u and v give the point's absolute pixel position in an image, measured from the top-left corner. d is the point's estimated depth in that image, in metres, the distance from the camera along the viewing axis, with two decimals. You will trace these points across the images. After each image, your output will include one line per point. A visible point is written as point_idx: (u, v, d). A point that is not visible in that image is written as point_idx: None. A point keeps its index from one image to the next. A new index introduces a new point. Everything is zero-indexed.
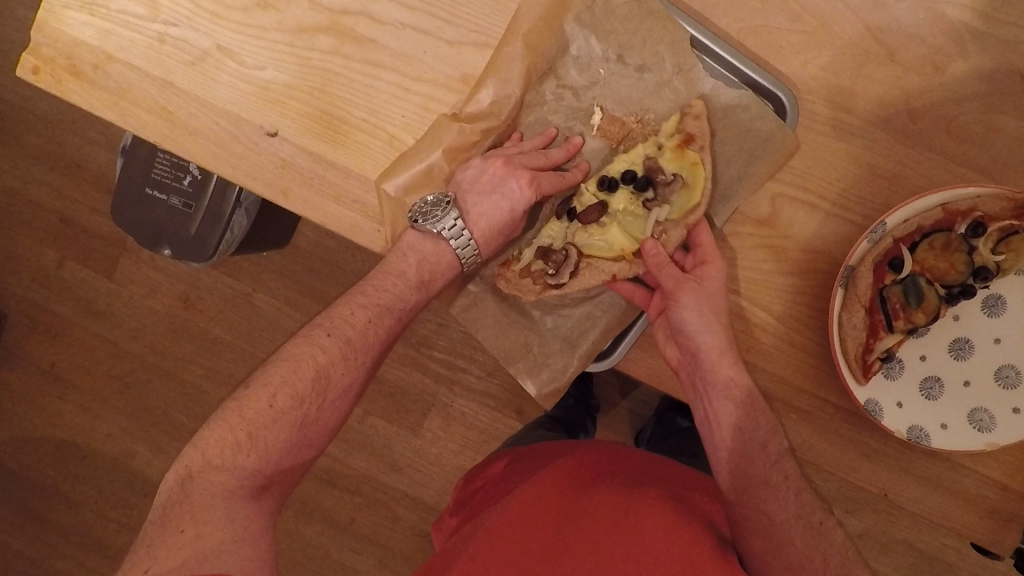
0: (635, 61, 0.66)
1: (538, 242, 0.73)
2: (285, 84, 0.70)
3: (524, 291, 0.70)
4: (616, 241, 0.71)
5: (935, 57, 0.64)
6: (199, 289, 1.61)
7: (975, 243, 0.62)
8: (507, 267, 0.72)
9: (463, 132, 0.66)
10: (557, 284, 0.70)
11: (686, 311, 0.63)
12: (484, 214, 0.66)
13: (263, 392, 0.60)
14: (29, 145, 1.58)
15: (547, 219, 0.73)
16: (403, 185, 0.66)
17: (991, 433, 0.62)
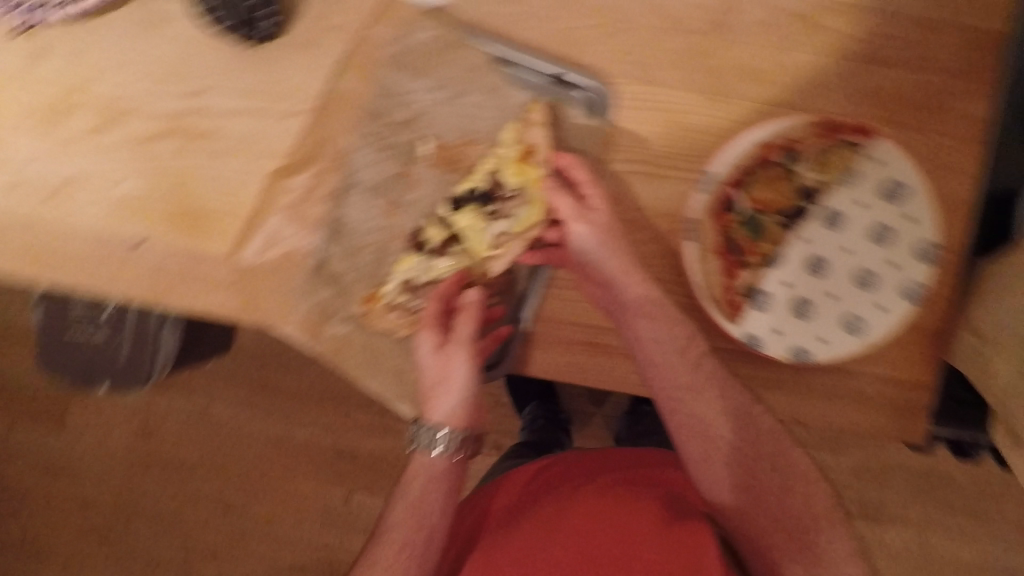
0: (450, 90, 0.70)
1: (397, 276, 0.73)
2: (141, 192, 0.73)
3: (392, 328, 0.71)
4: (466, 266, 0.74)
5: (717, 18, 0.70)
6: (154, 416, 1.60)
7: (795, 168, 0.67)
8: (371, 305, 0.71)
9: (296, 190, 0.70)
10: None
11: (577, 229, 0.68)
12: (446, 400, 0.68)
13: None
14: None
15: (403, 255, 0.73)
16: (256, 252, 0.70)
17: (865, 333, 0.67)
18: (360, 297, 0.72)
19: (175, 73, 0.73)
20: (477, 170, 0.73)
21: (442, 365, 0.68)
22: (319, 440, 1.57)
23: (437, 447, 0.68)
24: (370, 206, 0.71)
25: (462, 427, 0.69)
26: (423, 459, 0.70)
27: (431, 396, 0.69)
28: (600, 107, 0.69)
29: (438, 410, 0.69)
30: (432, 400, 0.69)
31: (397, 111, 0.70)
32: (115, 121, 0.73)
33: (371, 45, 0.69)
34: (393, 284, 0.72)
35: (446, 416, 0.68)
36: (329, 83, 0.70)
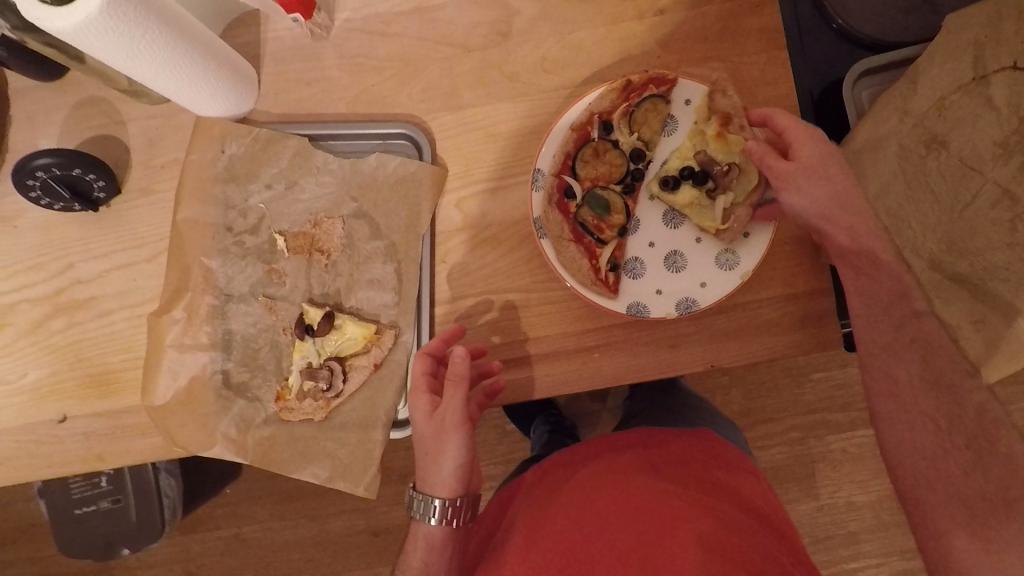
0: (281, 183, 0.75)
1: (296, 366, 0.74)
2: (51, 373, 0.77)
3: (309, 416, 0.72)
4: (357, 333, 0.73)
5: (499, 28, 0.74)
6: (194, 560, 1.62)
7: (616, 137, 0.70)
8: (283, 401, 0.73)
9: (179, 320, 0.73)
10: (336, 395, 0.73)
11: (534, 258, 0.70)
12: (436, 467, 0.67)
13: None
14: None
15: (295, 344, 0.74)
16: (164, 393, 0.73)
17: (740, 265, 0.67)
18: (272, 397, 0.74)
19: (46, 256, 0.77)
20: (333, 243, 0.74)
21: (430, 433, 0.67)
22: (349, 527, 1.59)
23: (433, 516, 0.67)
24: (252, 310, 0.75)
25: (452, 494, 0.68)
26: (420, 528, 0.69)
27: (423, 460, 0.68)
28: (421, 149, 0.74)
29: (431, 480, 0.68)
30: (423, 465, 0.68)
31: (247, 217, 0.74)
32: (8, 319, 0.78)
33: (204, 170, 0.74)
34: (295, 373, 0.74)
35: (437, 485, 0.67)
36: (177, 215, 0.73)
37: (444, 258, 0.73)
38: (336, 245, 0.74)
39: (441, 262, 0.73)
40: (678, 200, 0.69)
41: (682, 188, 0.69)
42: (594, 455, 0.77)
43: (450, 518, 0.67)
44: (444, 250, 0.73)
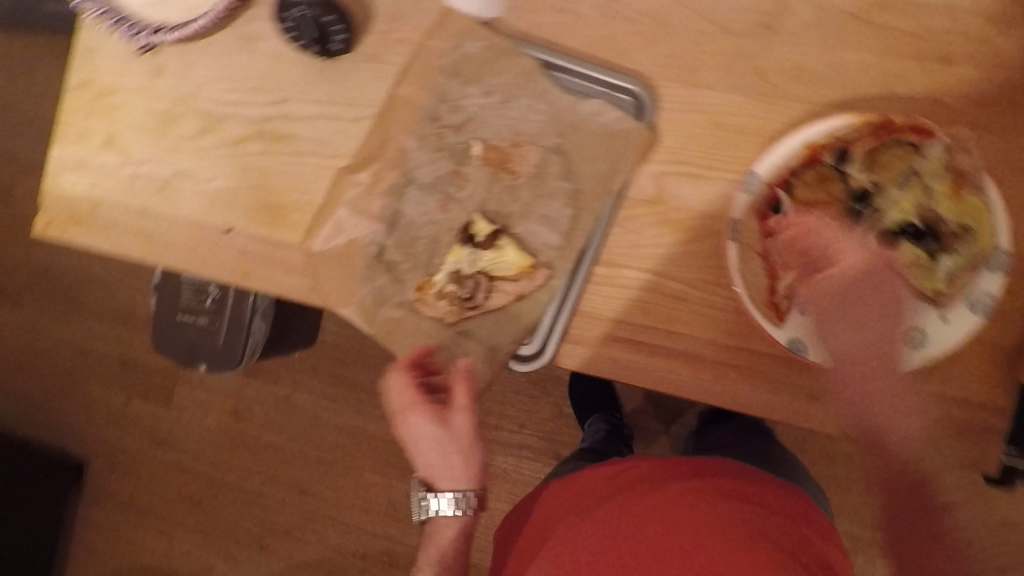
0: (501, 95, 0.76)
1: (447, 266, 0.78)
2: (232, 187, 0.83)
3: (441, 317, 0.76)
4: (514, 259, 0.75)
5: (765, 20, 0.70)
6: (246, 401, 1.76)
7: (847, 169, 0.66)
8: (422, 293, 0.77)
9: (362, 183, 0.77)
10: (472, 307, 0.76)
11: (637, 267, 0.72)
12: (450, 463, 0.79)
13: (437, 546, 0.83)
14: (89, 306, 1.82)
15: (452, 247, 0.77)
16: (325, 241, 0.77)
17: (926, 347, 0.63)
18: (413, 285, 0.77)
19: (263, 84, 0.82)
20: (524, 168, 0.76)
21: (451, 441, 0.77)
22: (390, 436, 1.68)
23: (452, 506, 0.80)
24: (425, 202, 0.77)
25: (467, 486, 0.80)
26: (440, 520, 0.83)
27: (426, 462, 0.79)
28: (644, 109, 0.72)
29: (441, 474, 0.80)
30: (426, 465, 0.79)
31: (456, 114, 0.76)
32: (214, 125, 0.84)
33: (435, 58, 0.76)
34: (444, 272, 0.77)
35: (450, 476, 0.79)
36: (396, 89, 0.78)
37: (621, 222, 0.72)
38: (525, 171, 0.76)
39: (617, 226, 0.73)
40: (894, 254, 0.64)
41: (902, 243, 0.64)
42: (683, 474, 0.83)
43: (463, 508, 0.81)
44: (623, 216, 0.72)
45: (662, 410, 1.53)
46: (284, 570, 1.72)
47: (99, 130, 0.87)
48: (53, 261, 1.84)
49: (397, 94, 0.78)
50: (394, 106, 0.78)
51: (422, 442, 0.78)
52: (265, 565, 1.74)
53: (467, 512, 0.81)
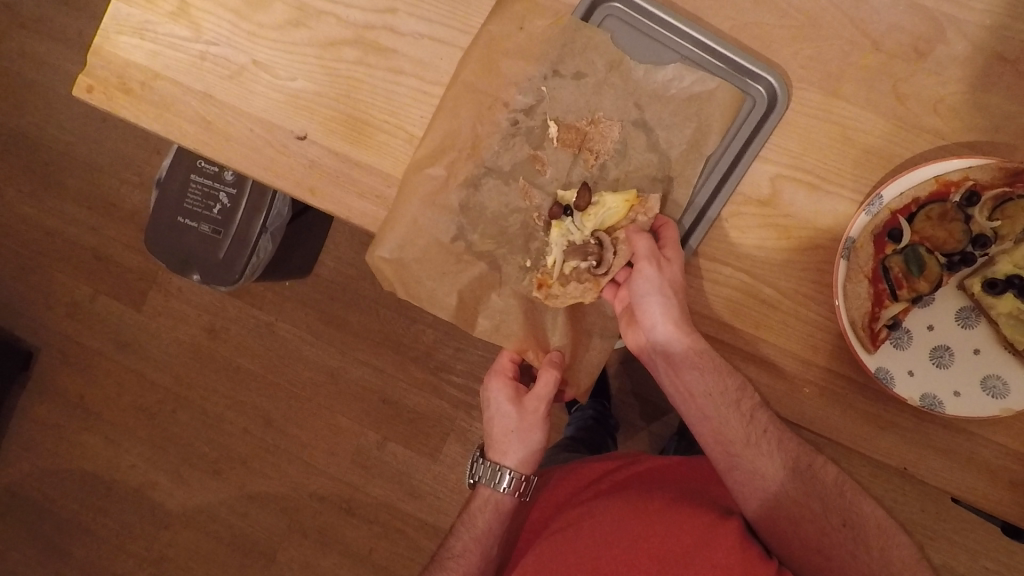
0: (570, 70, 0.70)
1: (555, 246, 0.73)
2: (314, 92, 0.76)
3: (580, 297, 0.72)
4: (615, 202, 0.72)
5: (919, 45, 0.68)
6: (225, 319, 1.65)
7: (970, 212, 0.65)
8: (546, 288, 0.72)
9: (436, 177, 0.70)
10: (603, 272, 0.73)
11: (647, 276, 0.67)
12: (520, 443, 0.81)
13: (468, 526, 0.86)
14: (69, 187, 1.67)
15: (552, 223, 0.73)
16: (395, 245, 0.70)
17: (1006, 399, 0.63)
18: (533, 284, 0.72)
19: None
20: (606, 146, 0.72)
21: (527, 424, 0.80)
22: (367, 383, 1.59)
23: (501, 484, 0.82)
24: (515, 153, 0.71)
25: (524, 470, 0.83)
26: (488, 493, 0.84)
27: (503, 440, 0.82)
28: (777, 102, 0.69)
29: (506, 452, 0.82)
30: (500, 441, 0.82)
31: (575, 65, 0.70)
32: (307, 21, 0.76)
33: (500, 36, 0.69)
34: (556, 254, 0.73)
35: (512, 458, 0.82)
36: (460, 74, 0.70)
37: (727, 218, 0.70)
38: (608, 150, 0.72)
39: (723, 220, 0.70)
40: (995, 303, 0.64)
41: (1004, 295, 0.64)
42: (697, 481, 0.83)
43: (514, 490, 0.83)
44: (732, 211, 0.70)
45: (648, 406, 1.43)
46: (234, 500, 1.64)
47: None
48: (35, 129, 1.67)
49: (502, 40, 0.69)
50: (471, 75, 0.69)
51: (499, 420, 0.81)
52: (215, 491, 1.65)
53: (514, 492, 0.83)
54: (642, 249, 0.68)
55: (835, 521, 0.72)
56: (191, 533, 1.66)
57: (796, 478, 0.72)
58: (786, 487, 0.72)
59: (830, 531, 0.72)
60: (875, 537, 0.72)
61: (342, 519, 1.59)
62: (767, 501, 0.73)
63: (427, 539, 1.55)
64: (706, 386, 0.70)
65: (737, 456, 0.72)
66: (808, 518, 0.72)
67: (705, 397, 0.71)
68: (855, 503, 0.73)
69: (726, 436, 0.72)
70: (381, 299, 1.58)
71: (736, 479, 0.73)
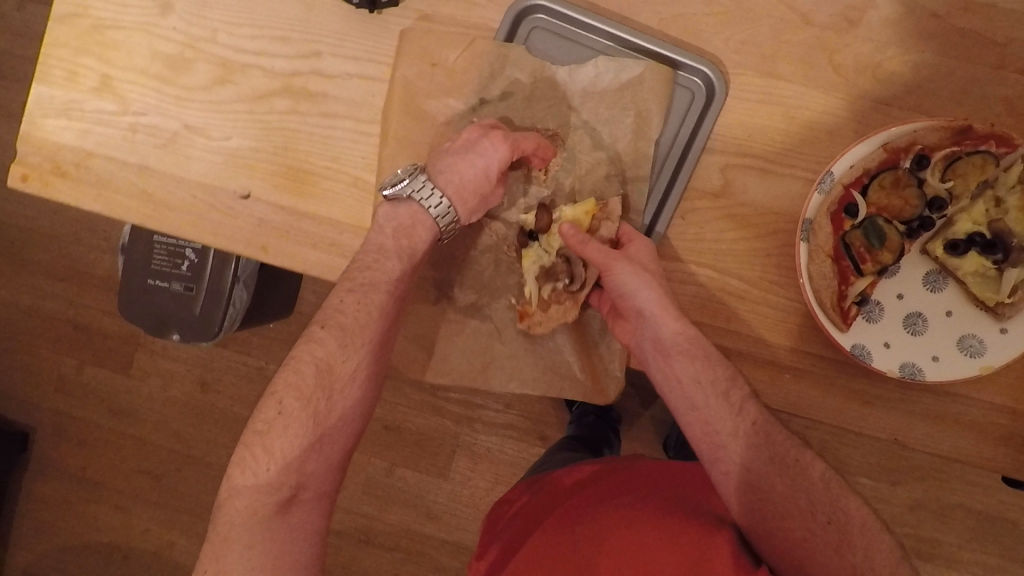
0: (495, 92, 0.71)
1: (529, 275, 0.73)
2: (250, 147, 0.75)
3: (563, 316, 0.72)
4: (573, 213, 0.71)
5: (849, 14, 0.67)
6: (215, 371, 1.62)
7: (923, 175, 0.64)
8: (528, 318, 0.72)
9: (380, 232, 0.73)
10: (580, 287, 0.73)
11: (622, 274, 0.66)
12: None
13: (273, 401, 0.65)
14: (39, 260, 1.64)
15: (522, 253, 0.73)
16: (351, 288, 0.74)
17: (984, 357, 0.62)
18: (516, 317, 0.73)
19: (295, 33, 0.74)
20: (553, 155, 0.72)
21: None
22: None
23: None
24: None
25: None
26: None
27: None
28: (715, 92, 0.68)
29: None
30: None
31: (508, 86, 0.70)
32: (232, 77, 0.75)
33: (414, 75, 0.69)
34: (531, 283, 0.73)
35: None
36: (388, 123, 0.70)
37: (684, 214, 0.69)
38: (557, 157, 0.72)
39: (681, 216, 0.69)
40: (960, 265, 0.64)
41: (967, 254, 0.64)
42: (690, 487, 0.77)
43: None
44: (687, 208, 0.69)
45: (646, 394, 1.41)
46: None
47: (94, 71, 0.77)
48: None
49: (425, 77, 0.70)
50: (397, 127, 0.70)
51: None
52: None
53: None
54: (599, 251, 0.67)
55: (821, 519, 0.61)
56: None
57: (780, 470, 0.63)
58: (775, 481, 0.63)
59: (817, 531, 0.61)
60: (864, 540, 0.60)
61: (359, 549, 1.49)
62: (753, 497, 0.63)
63: (448, 557, 1.46)
64: (692, 372, 0.65)
65: (722, 445, 0.64)
66: (795, 515, 0.62)
67: (694, 386, 0.65)
68: (844, 501, 0.63)
69: (710, 423, 0.65)
70: None
71: (725, 472, 0.64)
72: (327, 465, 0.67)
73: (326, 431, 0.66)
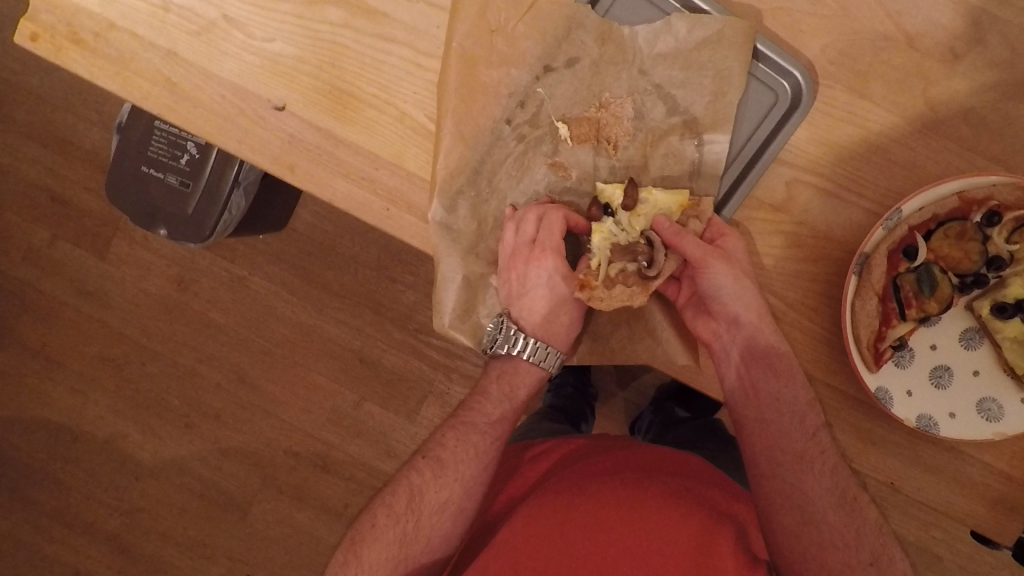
0: (565, 62, 0.65)
1: (597, 249, 0.68)
2: (294, 56, 0.68)
3: (625, 299, 0.67)
4: (668, 200, 0.66)
5: (955, 46, 0.64)
6: (195, 271, 1.46)
7: (990, 232, 0.62)
8: (590, 290, 0.67)
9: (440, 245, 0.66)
10: (654, 275, 0.67)
11: (717, 273, 0.63)
12: None
13: (448, 444, 0.69)
14: (11, 114, 1.45)
15: (594, 227, 0.68)
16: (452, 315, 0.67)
17: (1000, 422, 0.62)
18: (575, 283, 0.68)
19: None
20: (622, 127, 0.67)
21: None
22: (343, 341, 1.41)
23: None
24: (515, 165, 0.67)
25: None
26: None
27: None
28: (800, 100, 0.64)
29: None
30: None
31: (588, 37, 0.64)
32: None
33: (476, 31, 0.62)
34: (600, 258, 0.68)
35: None
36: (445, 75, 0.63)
37: (738, 222, 0.66)
38: (626, 129, 0.67)
39: (734, 223, 0.66)
40: (1001, 327, 0.63)
41: (1013, 319, 0.62)
42: (707, 480, 0.73)
43: None
44: (742, 216, 0.66)
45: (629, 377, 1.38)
46: (206, 456, 1.48)
47: None
48: None
49: (507, 27, 0.63)
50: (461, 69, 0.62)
51: None
52: (188, 445, 1.48)
53: None
54: (697, 249, 0.64)
55: (862, 559, 0.62)
56: (163, 488, 1.49)
57: (839, 505, 0.63)
58: (841, 519, 0.62)
59: (853, 566, 0.61)
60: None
61: (316, 475, 1.43)
62: (796, 516, 0.63)
63: None
64: (773, 390, 0.65)
65: (784, 467, 0.64)
66: (837, 547, 0.62)
67: (773, 402, 0.65)
68: (888, 552, 0.62)
69: (780, 441, 0.65)
70: (361, 256, 1.40)
71: (778, 487, 0.64)
72: (448, 521, 0.68)
73: (462, 487, 0.68)
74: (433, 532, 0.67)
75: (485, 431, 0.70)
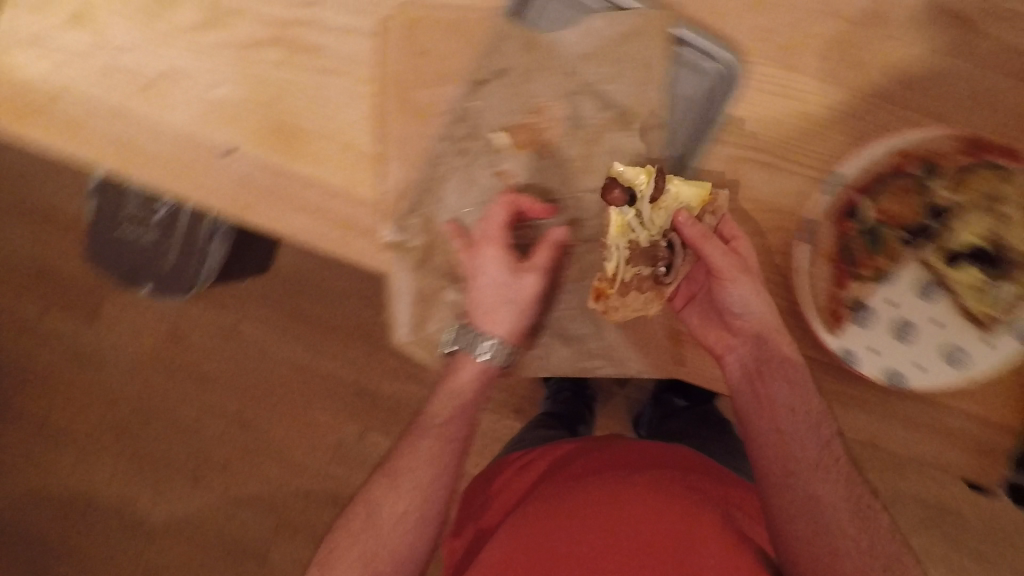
0: (499, 72, 0.68)
1: (617, 249, 0.68)
2: (241, 100, 0.70)
3: (641, 308, 0.69)
4: (688, 193, 0.65)
5: (875, 10, 0.66)
6: (185, 324, 1.47)
7: (931, 185, 0.64)
8: (605, 299, 0.69)
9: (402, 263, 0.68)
10: (668, 281, 0.71)
11: (738, 288, 0.65)
12: None
13: (405, 455, 0.70)
14: None
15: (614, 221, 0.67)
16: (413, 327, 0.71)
17: (968, 370, 0.63)
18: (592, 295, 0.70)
19: None
20: (559, 129, 0.69)
21: None
22: (339, 374, 1.42)
23: None
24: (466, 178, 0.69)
25: None
26: None
27: None
28: (727, 78, 0.66)
29: None
30: None
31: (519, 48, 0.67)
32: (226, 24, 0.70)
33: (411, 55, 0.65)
34: (618, 259, 0.68)
35: None
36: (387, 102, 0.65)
37: None
38: (561, 129, 0.69)
39: None
40: (956, 277, 0.64)
41: (962, 267, 0.64)
42: (683, 468, 0.73)
43: None
44: None
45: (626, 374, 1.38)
46: (215, 508, 1.47)
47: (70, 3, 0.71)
48: None
49: (436, 49, 0.67)
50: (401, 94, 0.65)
51: None
52: (196, 499, 1.48)
53: None
54: (722, 256, 0.65)
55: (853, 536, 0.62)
56: (177, 545, 1.48)
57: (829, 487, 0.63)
58: (839, 514, 0.63)
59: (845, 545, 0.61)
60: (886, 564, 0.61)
61: (327, 512, 1.43)
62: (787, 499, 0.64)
63: None
64: (771, 377, 0.66)
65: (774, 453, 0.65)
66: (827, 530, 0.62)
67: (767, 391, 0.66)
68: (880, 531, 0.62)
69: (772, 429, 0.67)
70: (347, 289, 1.41)
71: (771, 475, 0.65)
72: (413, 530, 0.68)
73: (419, 495, 0.69)
74: (398, 545, 0.67)
75: (438, 434, 0.71)
